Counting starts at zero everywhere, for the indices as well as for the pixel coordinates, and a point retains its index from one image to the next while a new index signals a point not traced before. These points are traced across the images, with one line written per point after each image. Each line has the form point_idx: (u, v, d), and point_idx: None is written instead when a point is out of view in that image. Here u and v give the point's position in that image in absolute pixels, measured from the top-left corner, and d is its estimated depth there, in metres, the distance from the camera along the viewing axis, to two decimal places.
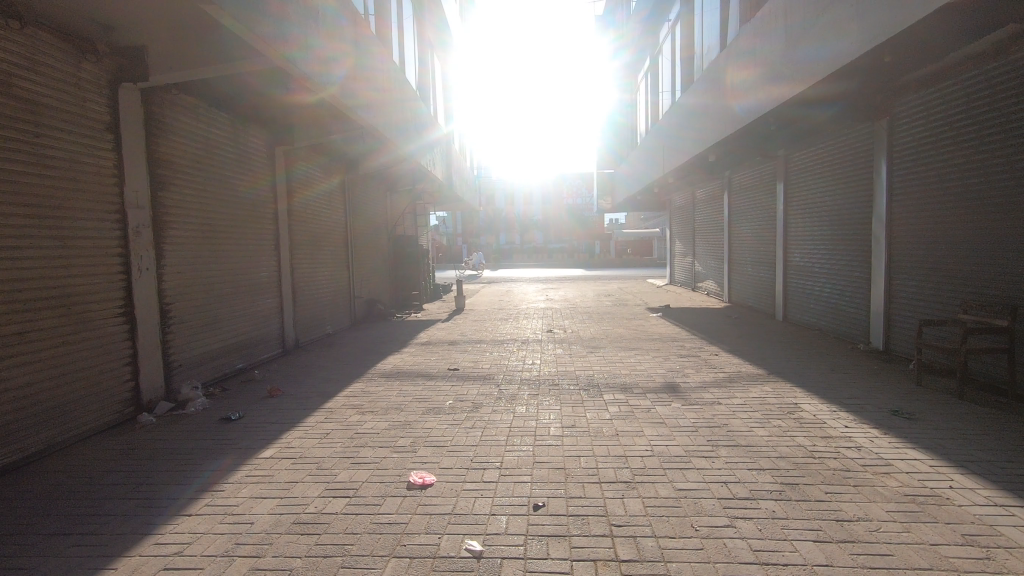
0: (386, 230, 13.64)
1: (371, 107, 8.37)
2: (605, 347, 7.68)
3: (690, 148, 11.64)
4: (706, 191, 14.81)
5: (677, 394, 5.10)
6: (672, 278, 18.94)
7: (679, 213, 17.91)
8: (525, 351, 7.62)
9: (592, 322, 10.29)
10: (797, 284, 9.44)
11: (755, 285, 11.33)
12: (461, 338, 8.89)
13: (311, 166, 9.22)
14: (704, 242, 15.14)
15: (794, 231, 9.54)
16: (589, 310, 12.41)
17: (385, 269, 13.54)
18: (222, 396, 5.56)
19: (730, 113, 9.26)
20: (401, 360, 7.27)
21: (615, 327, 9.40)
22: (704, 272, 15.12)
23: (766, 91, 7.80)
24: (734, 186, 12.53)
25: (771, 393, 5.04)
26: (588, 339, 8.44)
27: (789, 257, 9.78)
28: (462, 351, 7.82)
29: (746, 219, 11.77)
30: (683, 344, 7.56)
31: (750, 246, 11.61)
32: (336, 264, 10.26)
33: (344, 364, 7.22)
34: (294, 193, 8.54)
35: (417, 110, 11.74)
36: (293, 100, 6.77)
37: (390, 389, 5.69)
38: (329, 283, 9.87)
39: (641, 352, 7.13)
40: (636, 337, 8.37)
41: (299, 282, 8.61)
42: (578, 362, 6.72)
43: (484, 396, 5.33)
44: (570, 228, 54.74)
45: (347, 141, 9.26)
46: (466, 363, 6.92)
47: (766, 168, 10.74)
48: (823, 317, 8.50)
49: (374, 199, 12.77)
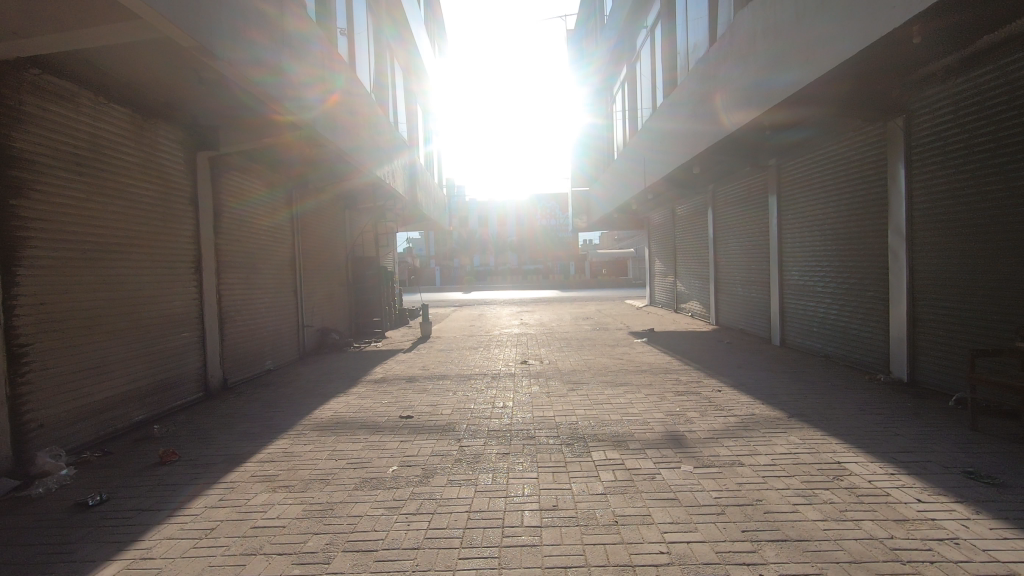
0: (345, 251, 12.45)
1: (315, 108, 7.23)
2: (588, 382, 6.58)
3: (670, 159, 10.82)
4: (687, 207, 13.97)
5: (685, 451, 4.00)
6: (653, 298, 18.07)
7: (658, 232, 17.10)
8: (495, 389, 6.48)
9: (573, 350, 9.20)
10: (797, 306, 8.55)
11: (746, 306, 10.45)
12: (422, 373, 7.68)
13: (249, 177, 8.00)
14: (686, 260, 14.32)
15: (790, 247, 8.70)
16: (568, 336, 11.36)
17: (343, 294, 12.29)
18: (96, 465, 4.26)
19: (717, 118, 8.35)
20: (346, 404, 6.03)
21: (597, 358, 8.32)
22: (688, 292, 14.25)
23: (759, 92, 6.95)
24: (718, 201, 11.72)
25: (801, 447, 4.00)
26: (569, 372, 7.35)
27: (784, 274, 8.93)
28: (421, 390, 6.62)
29: (733, 235, 10.97)
30: (678, 379, 6.51)
31: (738, 264, 10.77)
32: (279, 289, 8.99)
33: (278, 411, 5.95)
34: (225, 208, 7.31)
35: (376, 120, 10.65)
36: (212, 92, 5.61)
37: (321, 448, 4.48)
38: (270, 312, 8.59)
39: (630, 390, 6.06)
40: (622, 370, 7.29)
41: (229, 311, 7.33)
42: (559, 404, 5.59)
43: (440, 457, 4.16)
44: (545, 248, 54.05)
45: (289, 149, 8.09)
46: (423, 408, 5.73)
47: (753, 180, 9.94)
48: (830, 344, 7.60)
49: (329, 217, 11.56)
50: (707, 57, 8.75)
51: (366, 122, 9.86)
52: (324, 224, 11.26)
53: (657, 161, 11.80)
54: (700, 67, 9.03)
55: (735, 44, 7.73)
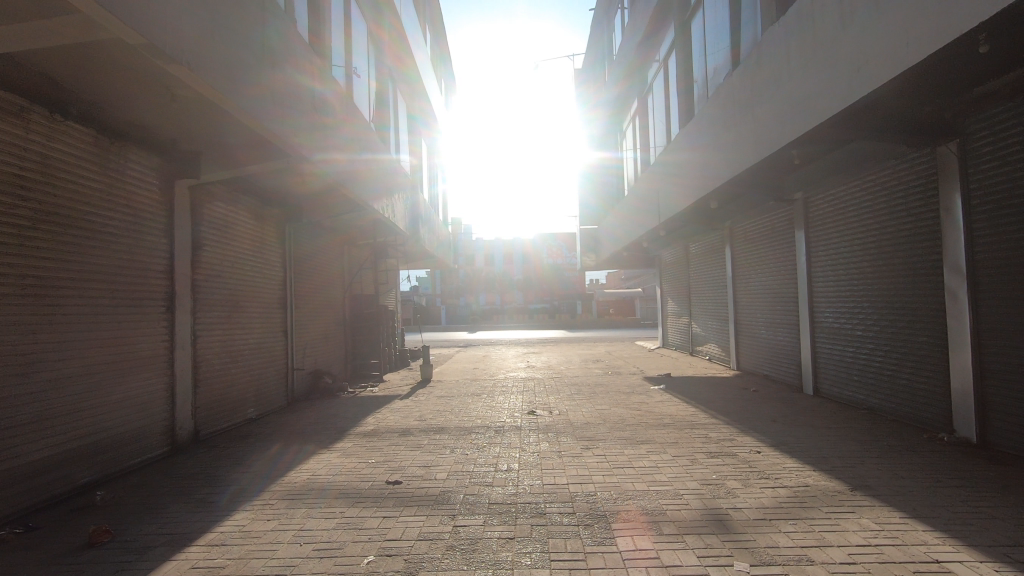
0: (343, 289, 11.83)
1: (307, 136, 6.71)
2: (605, 440, 5.77)
3: (686, 195, 10.25)
4: (702, 245, 13.33)
5: (736, 540, 3.19)
6: (665, 339, 17.26)
7: (670, 271, 16.43)
8: (498, 447, 5.67)
9: (584, 399, 8.39)
10: (832, 351, 7.77)
11: (771, 350, 9.66)
12: (418, 425, 6.90)
13: (238, 209, 7.45)
14: (702, 301, 13.59)
15: (821, 287, 7.99)
16: (578, 381, 10.54)
17: (339, 335, 11.59)
18: (10, 547, 3.50)
19: (739, 149, 7.79)
20: (326, 465, 5.23)
21: (612, 408, 7.51)
22: (704, 334, 13.46)
23: (788, 120, 6.40)
24: (736, 238, 11.08)
25: (879, 537, 3.19)
26: (581, 426, 6.54)
27: (815, 317, 8.18)
28: (415, 447, 5.83)
29: (754, 274, 10.27)
30: (707, 437, 5.70)
31: (761, 305, 10.03)
32: (266, 330, 8.32)
33: (247, 471, 5.17)
34: (207, 241, 6.71)
35: (379, 152, 10.19)
36: (188, 112, 5.09)
37: (286, 527, 3.70)
38: (255, 354, 7.89)
39: (653, 450, 5.24)
40: (642, 424, 6.47)
41: (206, 355, 6.64)
42: (572, 468, 4.79)
43: (428, 542, 3.37)
44: (551, 288, 53.46)
45: (280, 179, 7.55)
46: (415, 470, 4.94)
47: (775, 215, 9.30)
48: (876, 396, 6.78)
49: (327, 253, 10.98)
50: (725, 86, 8.26)
51: (366, 154, 9.37)
52: (322, 261, 10.68)
53: (671, 197, 11.24)
54: (718, 98, 8.54)
55: (758, 71, 7.23)
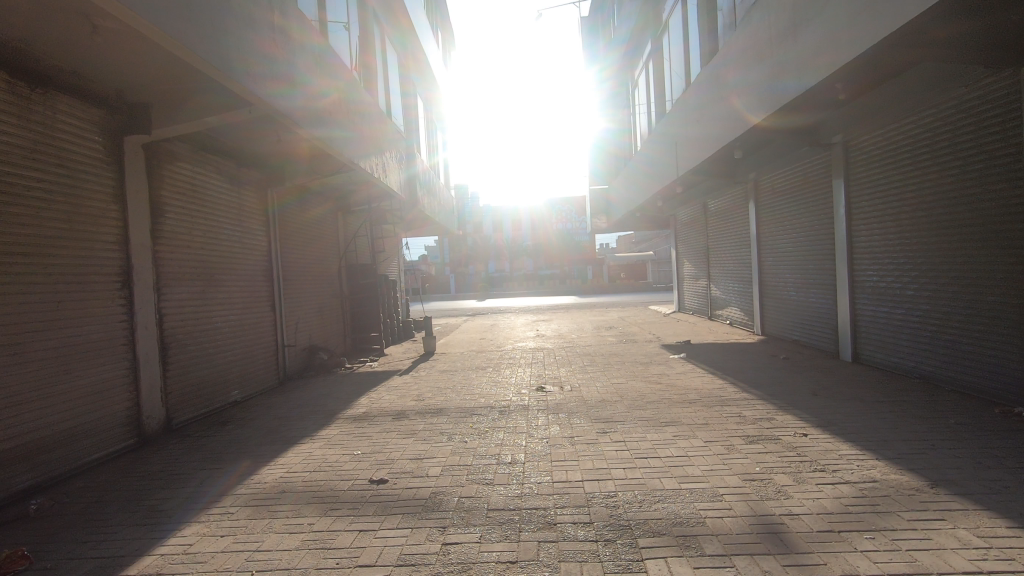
0: (338, 259, 11.12)
1: (278, 85, 5.87)
2: (624, 422, 5.07)
3: (708, 144, 9.28)
4: (722, 202, 12.35)
5: (801, 566, 2.48)
6: (682, 304, 16.46)
7: (686, 231, 15.49)
8: (502, 432, 4.99)
9: (598, 372, 7.67)
10: (876, 314, 6.96)
11: (802, 313, 8.85)
12: (415, 406, 6.22)
13: (206, 171, 6.67)
14: (722, 262, 12.70)
15: (863, 242, 7.12)
16: (591, 351, 9.81)
17: (336, 307, 10.93)
18: None
19: (774, 85, 6.82)
20: (305, 458, 4.58)
21: (629, 383, 6.78)
22: (725, 297, 12.63)
23: (838, 43, 5.41)
24: (761, 191, 10.12)
25: (989, 557, 2.46)
26: (596, 404, 5.82)
27: (855, 275, 7.34)
28: (409, 433, 5.16)
29: (781, 231, 9.38)
30: (741, 417, 4.96)
31: (790, 264, 9.18)
32: (250, 305, 7.64)
33: (216, 469, 4.53)
34: (171, 207, 5.97)
35: (367, 106, 9.27)
36: (119, 50, 4.27)
37: (241, 547, 3.04)
38: (237, 331, 7.25)
39: (680, 436, 4.53)
40: (663, 401, 5.75)
41: (178, 334, 5.99)
42: (587, 460, 4.09)
43: (409, 568, 2.69)
44: (561, 253, 52.46)
45: (252, 135, 6.74)
46: (406, 464, 4.27)
47: (806, 164, 8.37)
48: (931, 363, 6.00)
49: (318, 220, 10.22)
50: (756, 12, 7.20)
51: (352, 109, 8.49)
52: (312, 229, 9.92)
53: (689, 147, 10.26)
54: (746, 28, 7.48)
55: None
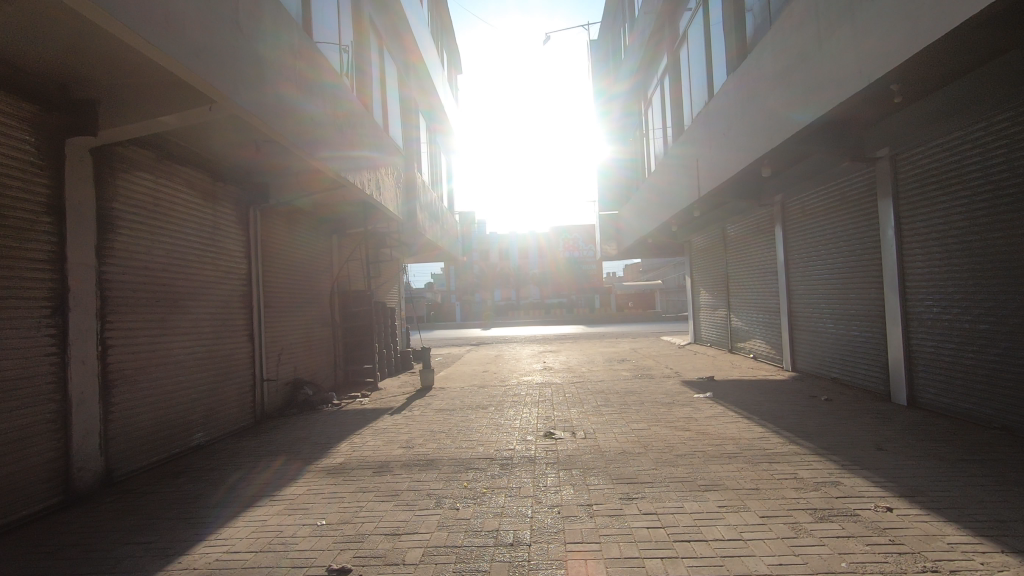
0: (329, 285, 10.32)
1: (255, 87, 5.18)
2: (652, 484, 4.13)
3: (732, 161, 8.47)
4: (742, 226, 11.51)
5: None
6: (698, 334, 15.50)
7: (702, 259, 14.65)
8: (502, 496, 4.05)
9: (615, 414, 6.72)
10: (936, 351, 6.03)
11: (843, 347, 7.90)
12: (402, 456, 5.30)
13: (173, 183, 5.92)
14: (744, 290, 11.80)
15: (919, 268, 6.22)
16: (605, 388, 8.87)
17: (326, 337, 10.07)
18: None
19: (814, 91, 6.03)
20: (255, 531, 3.66)
21: (652, 429, 5.82)
22: (747, 328, 11.71)
23: (899, 36, 4.63)
24: (790, 213, 9.29)
25: None
26: (615, 458, 4.87)
27: (909, 306, 6.42)
28: (389, 494, 4.24)
29: (815, 256, 8.50)
30: (798, 482, 3.99)
31: (826, 293, 8.28)
32: (223, 335, 6.81)
33: (142, 544, 3.61)
34: (125, 223, 5.21)
35: (360, 119, 8.54)
36: (44, 30, 3.53)
37: None
38: (205, 365, 6.40)
39: (728, 507, 3.57)
40: (697, 455, 4.79)
41: (129, 369, 5.15)
42: (612, 544, 3.16)
43: None
44: (568, 282, 51.66)
45: (225, 143, 5.98)
46: (379, 543, 3.35)
47: (843, 182, 7.55)
48: (1015, 411, 5.05)
49: (308, 242, 9.45)
50: (791, 12, 6.46)
51: (345, 122, 7.80)
52: (299, 252, 9.13)
53: (711, 165, 9.43)
54: (778, 30, 6.73)
55: None
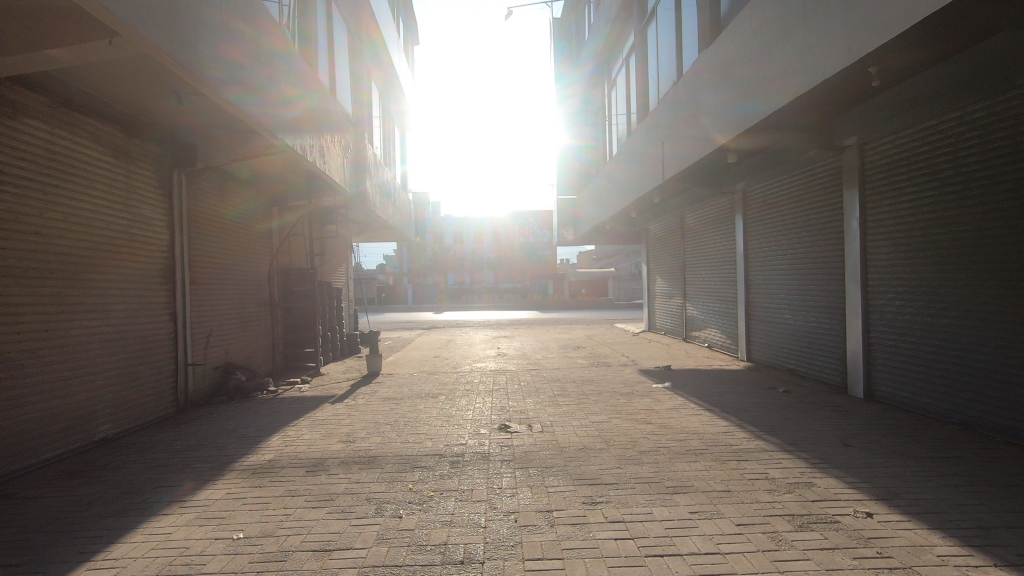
0: (268, 262, 9.51)
1: (172, 26, 4.42)
2: (618, 485, 3.77)
3: (698, 145, 8.20)
4: (702, 214, 11.38)
5: None
6: (652, 322, 15.48)
7: (660, 247, 14.55)
8: (452, 501, 3.59)
9: (573, 405, 6.38)
10: (896, 345, 5.98)
11: (800, 339, 7.85)
12: (340, 452, 4.75)
13: (74, 136, 5.06)
14: (700, 279, 11.73)
15: (883, 260, 6.12)
16: (562, 377, 8.55)
17: (263, 318, 9.29)
18: None
19: (790, 70, 5.75)
20: (153, 549, 3.06)
21: (613, 423, 5.50)
22: (702, 317, 11.66)
23: (887, 11, 4.36)
24: (751, 202, 9.16)
25: None
26: (576, 455, 4.51)
27: (871, 298, 6.33)
28: (322, 498, 3.71)
29: (776, 246, 8.39)
30: (771, 483, 3.72)
31: (786, 284, 8.19)
32: (139, 313, 6.02)
33: (7, 566, 2.95)
34: (8, 179, 4.38)
35: (303, 78, 7.74)
36: None
37: None
38: (115, 349, 5.62)
39: (701, 514, 3.24)
40: (662, 452, 4.48)
41: (10, 353, 4.36)
42: (577, 561, 2.76)
43: None
44: (522, 267, 51.43)
45: (138, 92, 5.16)
46: (305, 563, 2.84)
47: (808, 171, 7.41)
48: (974, 407, 5.01)
49: (243, 215, 8.61)
50: None
51: (285, 80, 7.02)
52: (233, 224, 8.30)
53: (676, 148, 9.13)
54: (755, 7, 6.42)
55: None
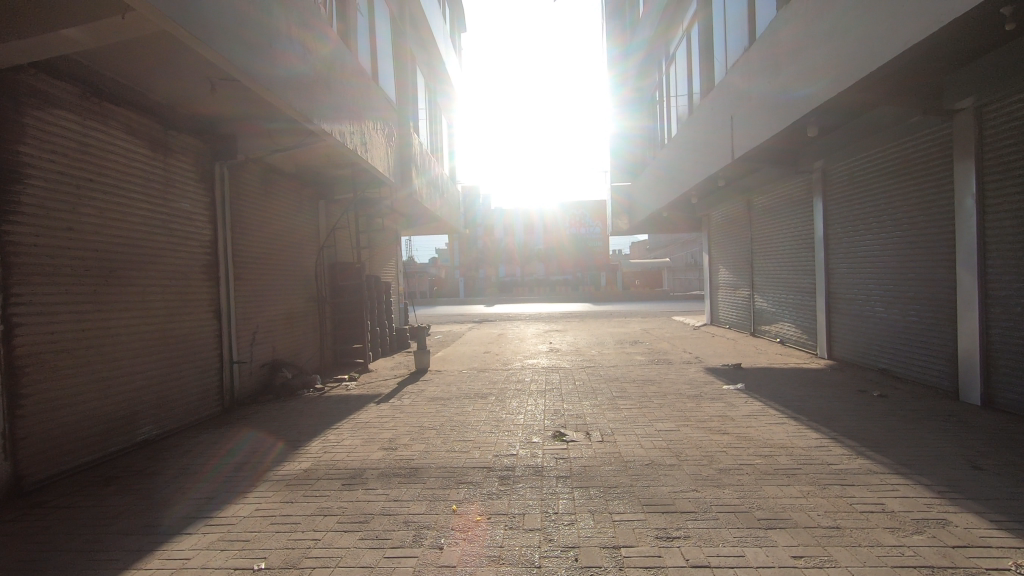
0: (315, 257, 9.34)
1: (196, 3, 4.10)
2: (698, 515, 3.16)
3: (775, 118, 7.31)
4: (774, 197, 10.37)
5: None
6: (716, 315, 14.50)
7: (724, 234, 13.54)
8: (501, 529, 3.10)
9: (636, 409, 5.76)
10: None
11: (897, 335, 6.89)
12: (381, 462, 4.37)
13: (108, 128, 4.89)
14: (771, 268, 10.74)
15: (1006, 244, 5.16)
16: (620, 376, 7.92)
17: (311, 314, 9.13)
18: None
19: (894, 20, 4.86)
20: None
21: (683, 432, 4.86)
22: (774, 309, 10.69)
23: None
24: (834, 181, 8.16)
25: None
26: (643, 472, 3.92)
27: (991, 289, 5.36)
28: (356, 520, 3.30)
29: (865, 229, 7.41)
30: (892, 519, 3.02)
31: (877, 273, 7.21)
32: (180, 310, 5.86)
33: None
34: (38, 172, 4.21)
35: (344, 63, 7.40)
36: None
37: None
38: (156, 347, 5.46)
39: (808, 561, 2.61)
40: (746, 472, 3.82)
41: (44, 353, 4.21)
42: None
43: None
44: (574, 258, 50.50)
45: (170, 80, 4.93)
46: None
47: (907, 143, 6.42)
48: None
49: (288, 208, 8.42)
50: None
51: (324, 66, 6.68)
52: (278, 218, 8.12)
53: (747, 123, 8.25)
54: None
55: None
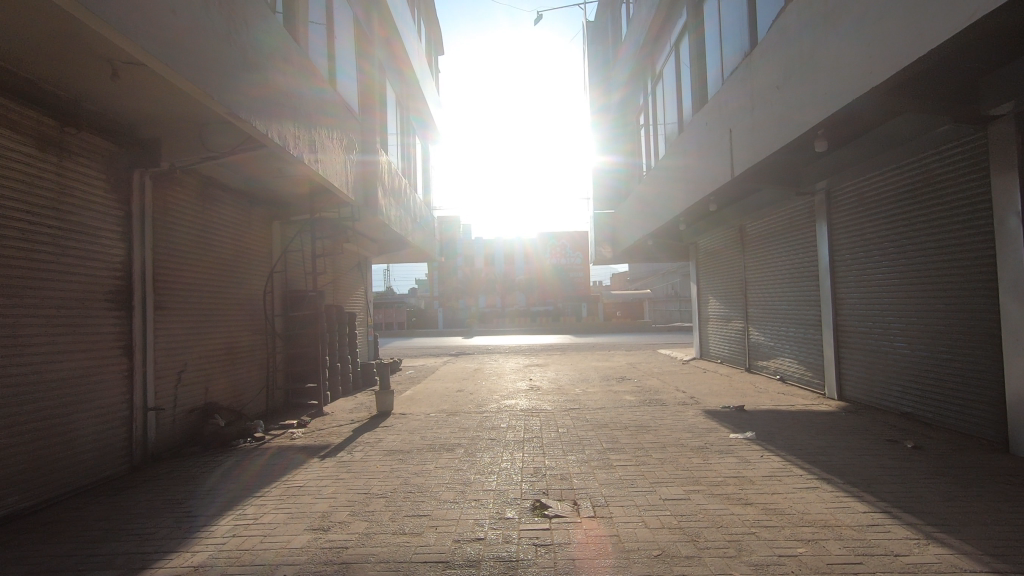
0: (265, 285, 8.27)
1: None
2: None
3: (777, 133, 6.58)
4: (769, 222, 9.67)
5: None
6: (706, 349, 13.63)
7: (713, 262, 12.79)
8: None
9: (632, 467, 4.75)
10: None
11: (924, 375, 6.03)
12: (302, 553, 3.27)
13: None
14: (767, 299, 9.96)
15: None
16: (610, 420, 6.90)
17: (257, 349, 8.00)
18: None
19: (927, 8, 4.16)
20: None
21: (695, 503, 3.84)
22: (772, 343, 9.87)
23: None
24: (840, 203, 7.45)
25: None
26: (652, 570, 2.90)
27: None
28: None
29: (880, 255, 6.65)
30: None
31: (896, 305, 6.41)
32: (75, 346, 4.76)
33: None
34: None
35: (295, 64, 6.52)
36: None
37: None
38: (35, 393, 4.35)
39: None
40: (791, 572, 2.82)
41: None
42: None
43: None
44: (555, 289, 49.73)
45: (57, 59, 3.97)
46: None
47: (930, 158, 5.72)
48: None
49: (231, 228, 7.40)
50: None
51: (268, 61, 5.78)
52: (217, 239, 7.08)
53: (744, 139, 7.53)
54: None
55: None
